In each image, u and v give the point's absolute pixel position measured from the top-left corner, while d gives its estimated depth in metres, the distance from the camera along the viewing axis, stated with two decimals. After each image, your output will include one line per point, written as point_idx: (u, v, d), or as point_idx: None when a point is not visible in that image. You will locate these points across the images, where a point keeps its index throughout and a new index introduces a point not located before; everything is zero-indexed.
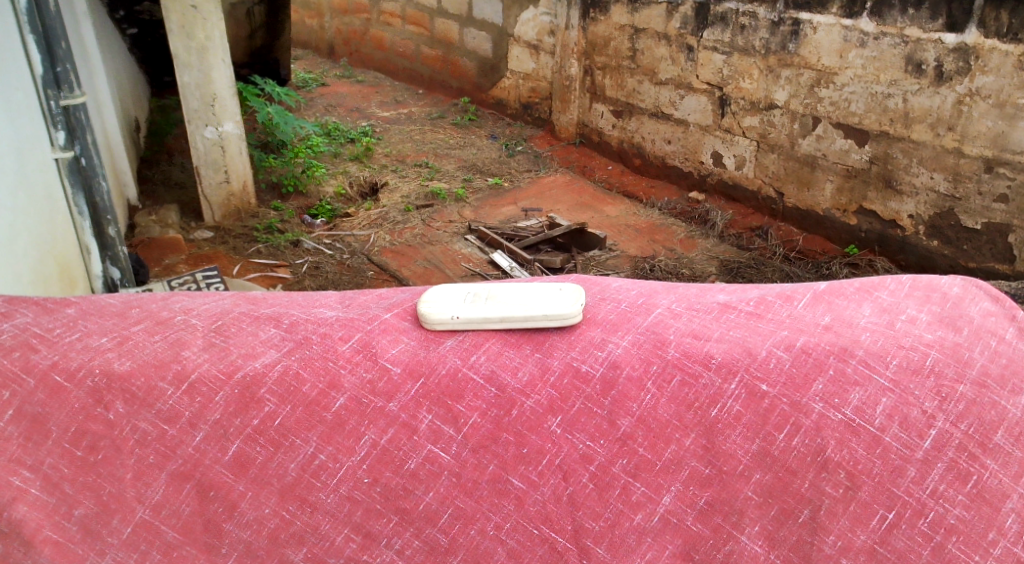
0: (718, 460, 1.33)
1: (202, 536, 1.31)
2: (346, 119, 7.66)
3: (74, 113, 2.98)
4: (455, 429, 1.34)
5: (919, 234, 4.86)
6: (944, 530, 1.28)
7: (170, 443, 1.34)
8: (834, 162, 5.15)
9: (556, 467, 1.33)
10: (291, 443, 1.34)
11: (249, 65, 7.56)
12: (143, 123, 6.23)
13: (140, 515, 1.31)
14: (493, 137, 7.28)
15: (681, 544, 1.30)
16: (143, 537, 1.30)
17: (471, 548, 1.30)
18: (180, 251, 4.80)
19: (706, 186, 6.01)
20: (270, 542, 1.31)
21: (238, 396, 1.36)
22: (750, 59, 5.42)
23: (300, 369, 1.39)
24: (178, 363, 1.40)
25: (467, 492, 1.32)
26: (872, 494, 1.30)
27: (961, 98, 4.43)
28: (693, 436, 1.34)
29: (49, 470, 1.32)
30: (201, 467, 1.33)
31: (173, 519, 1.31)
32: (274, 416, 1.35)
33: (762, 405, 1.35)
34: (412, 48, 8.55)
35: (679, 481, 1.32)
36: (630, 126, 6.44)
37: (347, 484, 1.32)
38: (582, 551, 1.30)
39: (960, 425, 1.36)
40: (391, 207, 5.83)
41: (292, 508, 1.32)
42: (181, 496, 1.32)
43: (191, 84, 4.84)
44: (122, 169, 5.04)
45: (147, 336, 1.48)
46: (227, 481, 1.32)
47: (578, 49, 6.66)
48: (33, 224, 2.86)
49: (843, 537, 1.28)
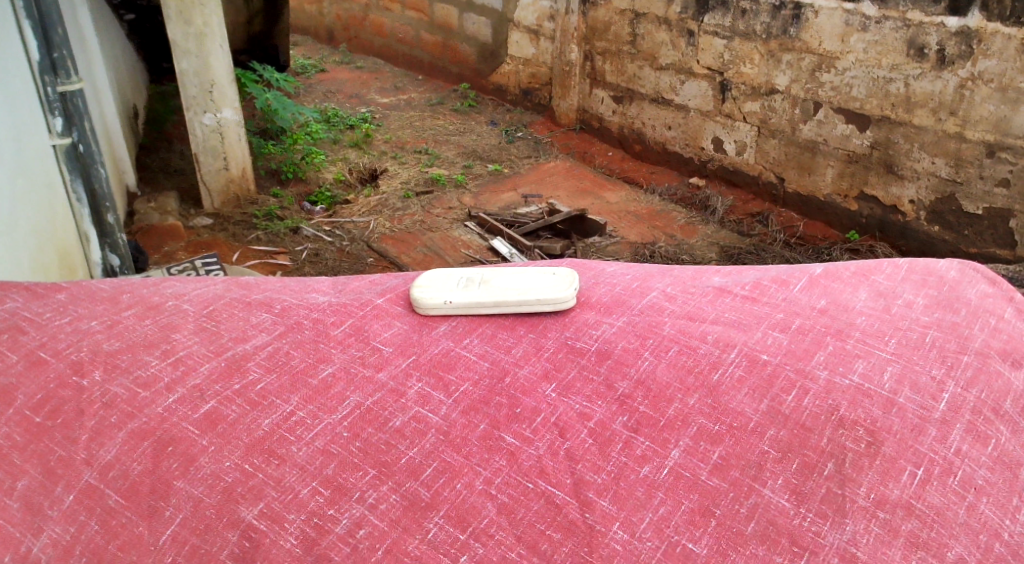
0: (727, 417, 1.26)
1: (147, 498, 1.17)
2: (345, 106, 7.63)
3: (72, 99, 2.95)
4: (444, 395, 1.30)
5: (920, 219, 4.85)
6: (974, 490, 1.18)
7: (138, 402, 1.28)
8: (835, 147, 5.12)
9: (547, 425, 1.25)
10: (270, 402, 1.28)
11: (248, 51, 7.52)
12: (142, 110, 6.19)
13: (86, 479, 1.19)
14: (492, 123, 7.25)
15: (698, 499, 1.16)
16: (84, 505, 1.17)
17: (456, 503, 1.15)
18: (180, 238, 4.80)
19: (707, 171, 5.98)
20: (223, 496, 1.16)
21: (223, 367, 1.34)
22: (751, 44, 5.38)
23: (290, 349, 1.38)
24: (168, 343, 1.40)
25: (455, 448, 1.22)
26: (897, 449, 1.21)
27: (964, 82, 4.40)
28: (697, 397, 1.29)
29: (2, 440, 1.25)
30: (166, 423, 1.25)
31: (120, 480, 1.19)
32: (256, 382, 1.32)
33: (766, 371, 1.32)
34: (411, 34, 8.51)
35: (687, 438, 1.23)
36: (630, 111, 6.40)
37: (323, 438, 1.23)
38: (583, 505, 1.15)
39: (971, 390, 1.33)
40: (390, 194, 5.80)
41: (257, 460, 1.20)
42: (135, 454, 1.22)
43: (188, 71, 4.81)
44: (121, 156, 5.03)
45: (137, 320, 1.47)
46: (191, 436, 1.23)
47: (578, 35, 6.62)
48: (31, 208, 2.85)
49: (875, 490, 1.16)
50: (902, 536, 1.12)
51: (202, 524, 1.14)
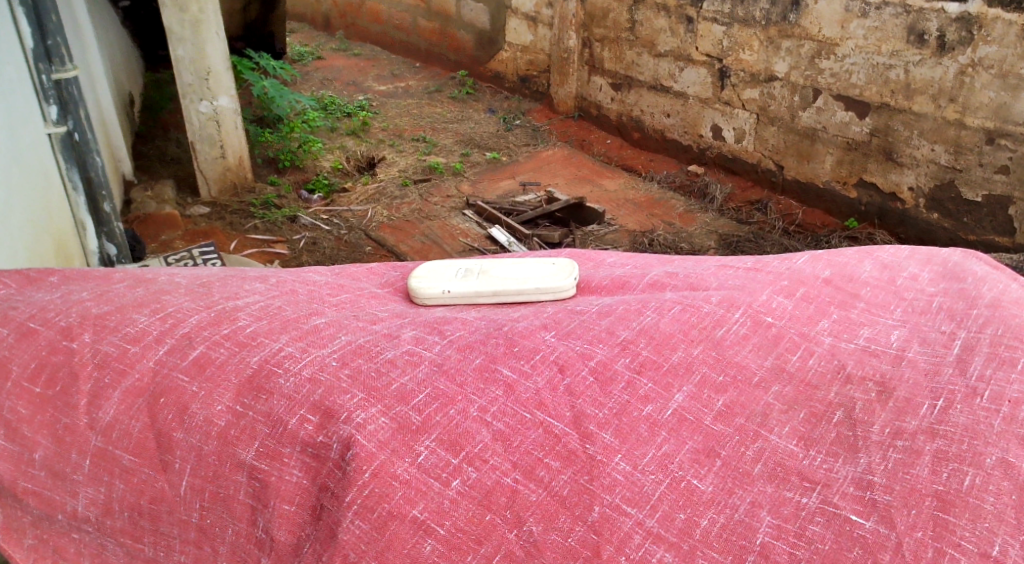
0: (731, 369, 1.20)
1: (156, 453, 1.17)
2: (342, 93, 7.59)
3: (66, 87, 2.93)
4: (434, 338, 1.24)
5: (919, 206, 4.83)
6: (1009, 403, 1.12)
7: (130, 359, 1.23)
8: (835, 134, 5.11)
9: (543, 360, 1.18)
10: (258, 342, 1.23)
11: (243, 38, 7.48)
12: (137, 98, 6.14)
13: (94, 444, 1.18)
14: (491, 111, 7.21)
15: (702, 440, 1.11)
16: (103, 467, 1.17)
17: (448, 428, 1.09)
18: (177, 228, 4.78)
19: (706, 159, 5.96)
20: (220, 443, 1.14)
21: (211, 318, 1.29)
22: (751, 30, 5.35)
23: (282, 305, 1.34)
24: (157, 303, 1.34)
25: (449, 376, 1.15)
26: (910, 391, 1.16)
27: (964, 68, 4.37)
28: (702, 348, 1.23)
29: (8, 415, 1.20)
30: (157, 377, 1.21)
31: (125, 439, 1.17)
32: (245, 326, 1.27)
33: (771, 333, 1.27)
34: (409, 20, 8.46)
35: (691, 383, 1.18)
36: (629, 99, 6.38)
37: (311, 367, 1.17)
38: (584, 436, 1.10)
39: (985, 331, 1.26)
40: (388, 182, 5.78)
41: (248, 400, 1.16)
42: (132, 412, 1.18)
43: (185, 58, 4.76)
44: (117, 145, 5.00)
45: (127, 290, 1.41)
46: (181, 383, 1.19)
47: (576, 21, 6.57)
48: (27, 196, 2.83)
49: (890, 425, 1.12)
50: (928, 454, 1.07)
51: (210, 471, 1.14)
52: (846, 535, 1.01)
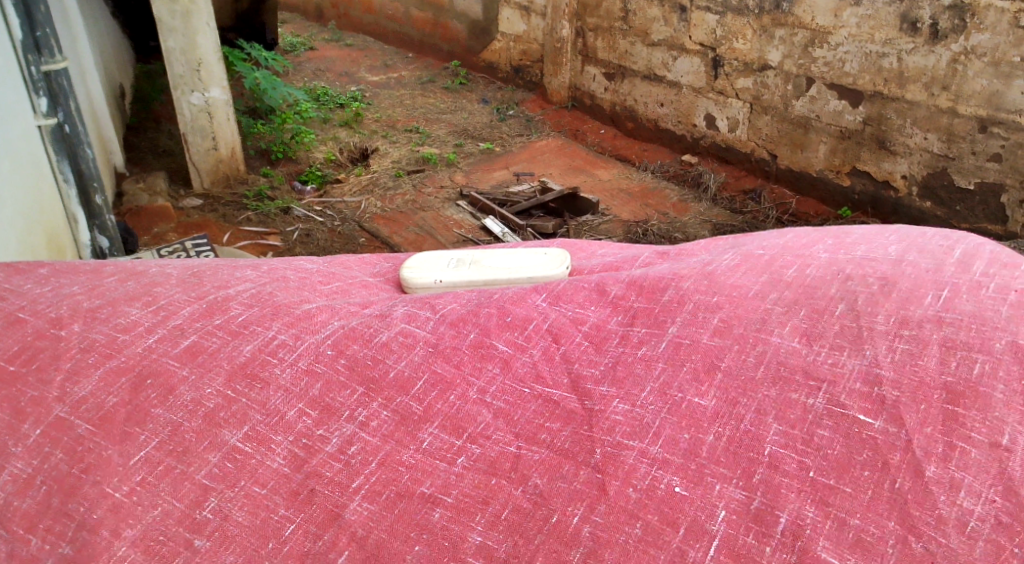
0: (726, 290, 1.21)
1: (121, 425, 1.09)
2: (335, 84, 7.55)
3: (56, 79, 2.91)
4: (427, 320, 1.23)
5: (912, 195, 4.85)
6: (1013, 291, 1.14)
7: (117, 345, 1.20)
8: (828, 123, 5.11)
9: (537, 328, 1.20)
10: (251, 331, 1.21)
11: (236, 29, 7.43)
12: (128, 89, 6.09)
13: (56, 413, 1.10)
14: (484, 101, 7.17)
15: (701, 359, 1.11)
16: (51, 437, 1.08)
17: (448, 414, 1.09)
18: (169, 220, 4.77)
19: (700, 148, 5.95)
20: (205, 421, 1.09)
21: (203, 309, 1.27)
22: (744, 19, 5.33)
23: (274, 292, 1.33)
24: (149, 296, 1.33)
25: (445, 359, 1.16)
26: (913, 283, 1.17)
27: (957, 56, 4.38)
28: (695, 281, 1.25)
29: None
30: (145, 359, 1.17)
31: (92, 411, 1.10)
32: (238, 316, 1.25)
33: (763, 259, 1.30)
34: (401, 11, 8.41)
35: (685, 312, 1.19)
36: (622, 89, 6.37)
37: (306, 358, 1.16)
38: (581, 395, 1.10)
39: (984, 246, 1.29)
40: (382, 172, 5.78)
41: (240, 386, 1.12)
42: (111, 388, 1.13)
43: (176, 49, 4.73)
44: (107, 136, 4.97)
45: (118, 283, 1.40)
46: (169, 367, 1.15)
47: (569, 11, 6.55)
48: (18, 188, 2.82)
49: (895, 314, 1.12)
50: (936, 343, 1.06)
51: (179, 449, 1.07)
52: (858, 437, 0.98)
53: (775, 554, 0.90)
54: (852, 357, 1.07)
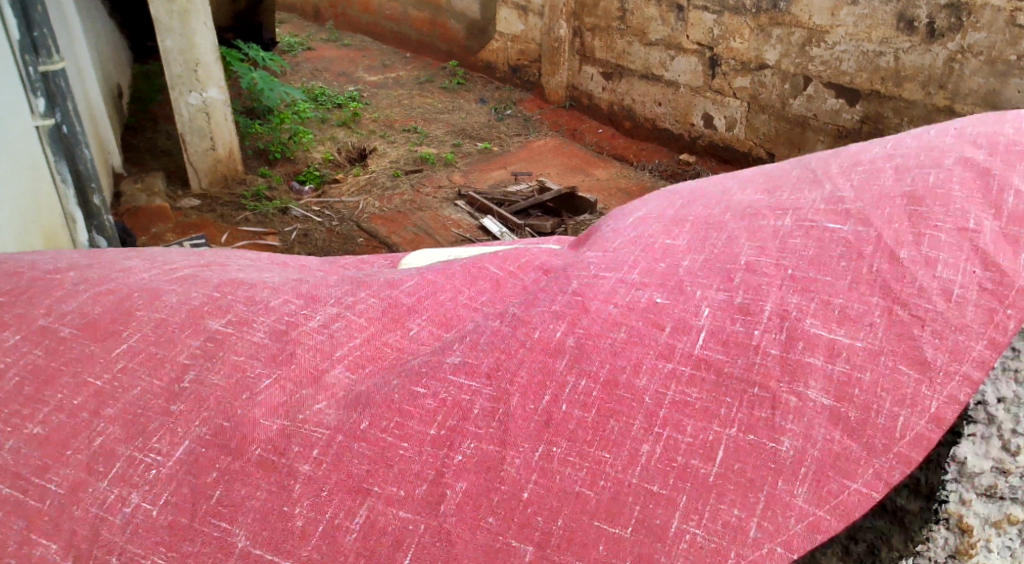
0: (687, 192, 1.28)
1: (106, 328, 1.07)
2: (333, 84, 7.54)
3: (54, 79, 2.91)
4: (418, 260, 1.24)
5: None
6: (953, 128, 1.22)
7: (107, 280, 1.17)
8: (825, 122, 5.12)
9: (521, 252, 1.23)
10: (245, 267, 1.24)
11: (233, 29, 7.42)
12: (126, 89, 6.07)
13: (39, 322, 1.08)
14: (482, 101, 7.18)
15: (666, 222, 1.16)
16: (31, 340, 1.06)
17: (438, 310, 1.07)
18: (167, 221, 4.77)
19: (698, 148, 5.96)
20: (189, 313, 1.08)
21: (199, 263, 1.29)
22: (741, 19, 5.34)
23: (275, 265, 1.38)
24: (147, 258, 1.34)
25: (442, 274, 1.15)
26: (862, 146, 1.25)
27: (953, 55, 4.40)
28: (657, 195, 1.33)
29: None
30: (135, 283, 1.16)
31: (77, 317, 1.08)
32: (232, 268, 1.28)
33: (718, 176, 1.39)
34: (398, 11, 8.41)
35: (652, 206, 1.25)
36: (620, 88, 6.39)
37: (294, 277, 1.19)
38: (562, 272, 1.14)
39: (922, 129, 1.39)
40: (380, 172, 5.78)
41: (227, 289, 1.14)
42: (98, 300, 1.11)
43: (173, 49, 4.72)
44: (105, 137, 4.96)
45: (115, 257, 1.41)
46: (159, 286, 1.15)
47: (566, 10, 6.55)
48: (16, 187, 2.81)
49: (847, 163, 1.18)
50: (889, 170, 1.11)
51: (162, 338, 1.05)
52: (828, 237, 1.02)
53: (764, 337, 0.92)
54: (812, 189, 1.13)
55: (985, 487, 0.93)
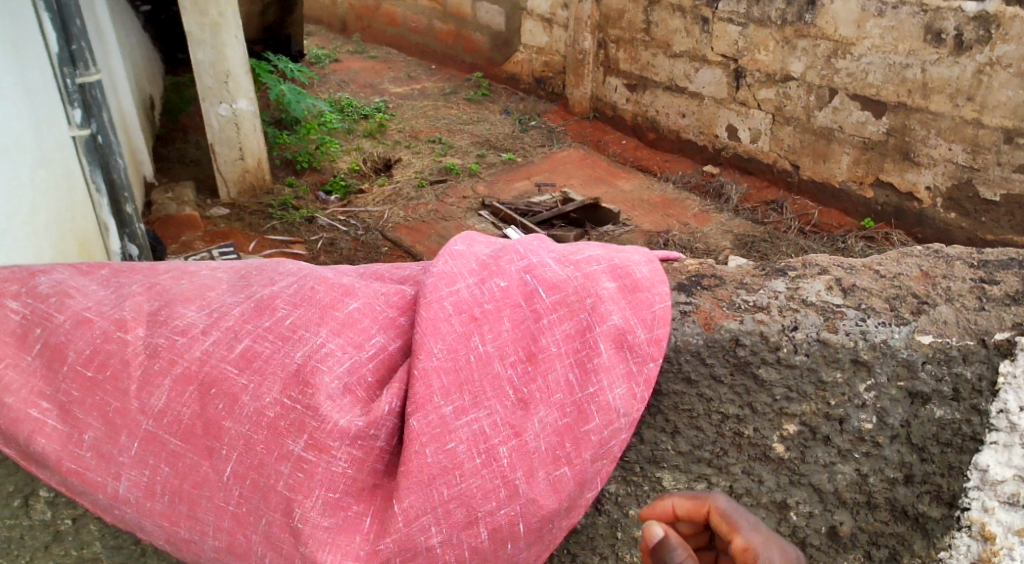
0: (480, 310, 1.25)
1: (202, 439, 1.28)
2: (359, 95, 7.64)
3: (90, 90, 2.99)
4: (281, 275, 1.43)
5: (936, 206, 4.87)
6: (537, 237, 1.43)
7: (177, 350, 1.31)
8: (851, 134, 5.11)
9: (361, 273, 1.49)
10: (300, 336, 1.31)
11: (262, 41, 7.56)
12: (158, 99, 6.19)
13: (145, 428, 1.29)
14: (506, 112, 7.23)
15: (511, 327, 1.25)
16: (150, 451, 1.29)
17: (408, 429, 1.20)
18: (197, 229, 4.85)
19: (722, 159, 5.96)
20: (268, 433, 1.26)
21: (252, 308, 1.36)
22: (766, 31, 5.34)
23: (314, 285, 1.39)
24: (203, 298, 1.39)
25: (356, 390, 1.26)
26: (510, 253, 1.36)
27: (982, 67, 4.38)
28: (445, 306, 1.25)
29: (63, 397, 1.31)
30: (205, 366, 1.30)
31: (174, 425, 1.29)
32: (285, 317, 1.34)
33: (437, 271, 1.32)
34: (425, 23, 8.51)
35: (474, 322, 1.24)
36: (644, 100, 6.41)
37: (305, 349, 1.29)
38: (444, 394, 1.20)
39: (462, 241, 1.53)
40: (405, 182, 5.84)
41: (294, 393, 1.26)
42: (183, 399, 1.29)
43: (204, 61, 4.82)
44: (139, 147, 5.08)
45: (173, 280, 1.44)
46: (229, 375, 1.29)
47: (592, 22, 6.57)
48: (54, 199, 2.89)
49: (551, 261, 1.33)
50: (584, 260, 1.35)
51: (254, 456, 1.26)
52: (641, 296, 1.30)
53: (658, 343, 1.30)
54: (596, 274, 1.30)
55: (1008, 496, 1.29)
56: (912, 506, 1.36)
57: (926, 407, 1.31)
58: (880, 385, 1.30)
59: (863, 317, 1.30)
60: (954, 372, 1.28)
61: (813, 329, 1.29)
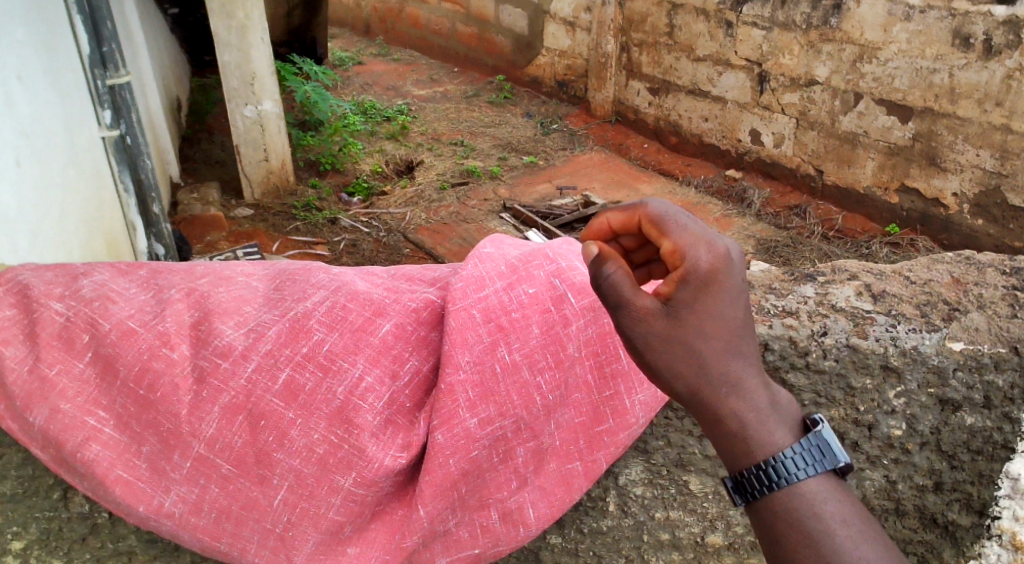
0: (510, 323, 1.23)
1: (255, 467, 1.24)
2: (382, 98, 7.69)
3: (119, 92, 3.04)
4: (314, 286, 1.34)
5: (963, 212, 4.81)
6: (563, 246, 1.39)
7: (222, 378, 1.24)
8: (876, 139, 5.07)
9: (392, 274, 1.42)
10: (338, 367, 1.25)
11: (287, 43, 7.64)
12: (185, 100, 6.26)
13: (197, 450, 1.24)
14: (528, 115, 7.24)
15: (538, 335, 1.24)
16: (202, 471, 1.24)
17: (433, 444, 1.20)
18: (222, 229, 4.90)
19: (744, 164, 5.94)
20: (318, 468, 1.22)
21: (288, 329, 1.28)
22: (791, 34, 5.31)
23: (346, 302, 1.31)
24: (241, 314, 1.30)
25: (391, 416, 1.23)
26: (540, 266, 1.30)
27: (1011, 72, 4.33)
28: (477, 325, 1.22)
29: (120, 410, 1.24)
30: (253, 397, 1.24)
31: (226, 452, 1.24)
32: (322, 342, 1.26)
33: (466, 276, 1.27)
34: (448, 26, 8.55)
35: (500, 334, 1.22)
36: (666, 103, 6.39)
37: (348, 384, 1.23)
38: (471, 405, 1.19)
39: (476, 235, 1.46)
40: (427, 185, 5.87)
41: (340, 431, 1.22)
42: (234, 428, 1.24)
43: (230, 64, 4.88)
44: (165, 147, 5.15)
45: (213, 287, 1.35)
46: (278, 409, 1.24)
47: (615, 26, 6.58)
48: (83, 198, 2.94)
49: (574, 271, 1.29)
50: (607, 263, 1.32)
51: (305, 490, 1.23)
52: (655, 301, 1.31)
53: None
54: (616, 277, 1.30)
55: None
56: (942, 513, 1.36)
57: (957, 414, 1.30)
58: (909, 392, 1.30)
59: (892, 323, 1.31)
60: (986, 381, 1.27)
61: (842, 335, 1.29)
